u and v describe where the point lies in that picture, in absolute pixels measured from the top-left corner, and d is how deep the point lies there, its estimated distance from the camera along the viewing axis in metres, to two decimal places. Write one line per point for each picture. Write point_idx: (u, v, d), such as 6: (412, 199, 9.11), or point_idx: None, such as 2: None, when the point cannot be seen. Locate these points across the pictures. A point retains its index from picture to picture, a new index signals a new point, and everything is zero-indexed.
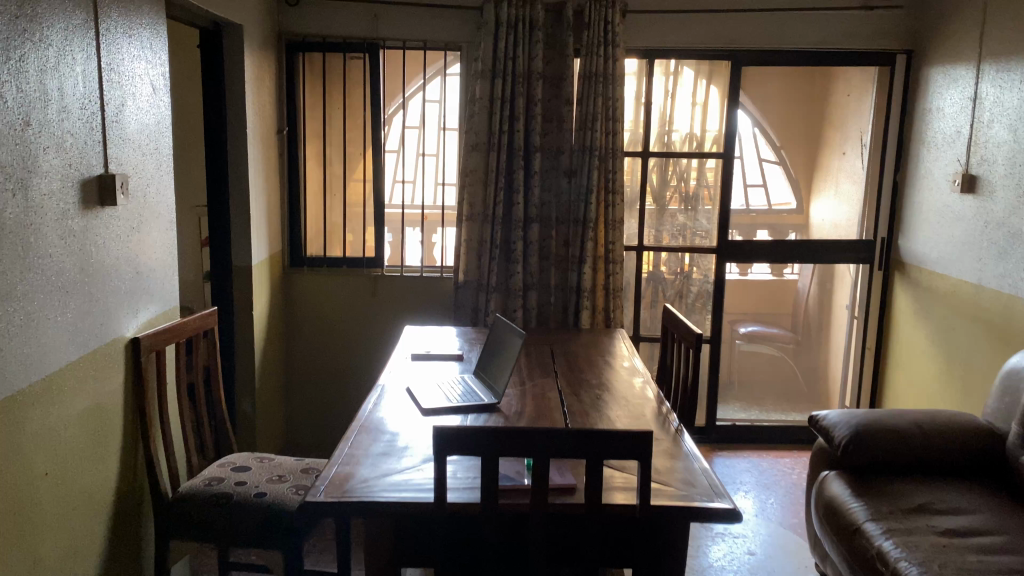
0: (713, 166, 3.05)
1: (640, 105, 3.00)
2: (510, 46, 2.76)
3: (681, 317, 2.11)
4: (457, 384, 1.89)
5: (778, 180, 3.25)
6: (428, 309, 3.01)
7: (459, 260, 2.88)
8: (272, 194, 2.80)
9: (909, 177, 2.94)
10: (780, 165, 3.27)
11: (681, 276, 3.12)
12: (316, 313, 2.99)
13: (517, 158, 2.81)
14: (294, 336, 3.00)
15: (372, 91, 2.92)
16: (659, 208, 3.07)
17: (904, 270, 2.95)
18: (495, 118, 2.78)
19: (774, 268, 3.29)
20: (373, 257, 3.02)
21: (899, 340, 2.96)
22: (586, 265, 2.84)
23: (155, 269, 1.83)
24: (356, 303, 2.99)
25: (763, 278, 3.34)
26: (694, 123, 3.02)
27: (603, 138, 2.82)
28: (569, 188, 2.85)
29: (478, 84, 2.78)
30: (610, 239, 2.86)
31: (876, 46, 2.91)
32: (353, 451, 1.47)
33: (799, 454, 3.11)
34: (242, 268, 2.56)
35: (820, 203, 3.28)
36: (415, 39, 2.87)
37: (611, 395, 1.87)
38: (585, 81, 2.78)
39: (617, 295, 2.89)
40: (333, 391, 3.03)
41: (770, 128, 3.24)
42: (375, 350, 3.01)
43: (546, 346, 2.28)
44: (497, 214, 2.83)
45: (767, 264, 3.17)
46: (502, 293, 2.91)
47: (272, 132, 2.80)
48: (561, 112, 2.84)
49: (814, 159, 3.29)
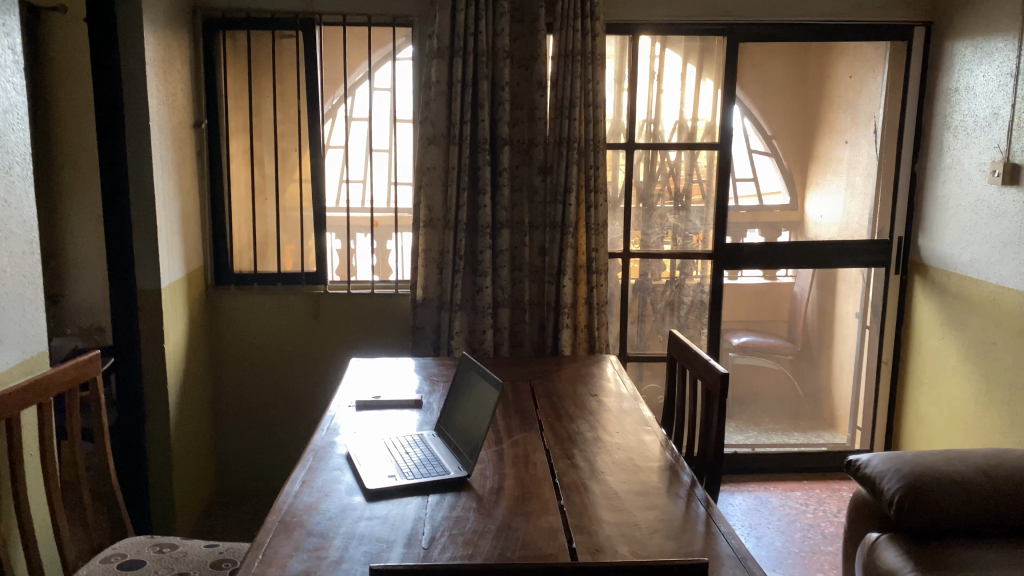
0: (706, 158, 2.65)
1: (622, 90, 2.59)
2: (471, 20, 2.34)
3: (694, 349, 1.67)
4: (413, 448, 1.44)
5: (769, 172, 2.72)
6: (382, 332, 2.56)
7: (416, 273, 2.45)
8: (187, 199, 2.34)
9: (931, 167, 2.57)
10: (771, 156, 2.72)
11: (671, 285, 2.72)
12: (249, 339, 2.53)
13: (481, 152, 2.39)
14: (223, 366, 2.54)
15: (308, 75, 2.47)
16: (646, 207, 2.67)
17: (927, 274, 2.60)
18: (454, 104, 2.35)
19: (769, 273, 2.78)
20: (314, 270, 2.57)
21: (925, 355, 2.60)
22: (566, 277, 2.43)
23: (7, 305, 1.38)
24: (296, 326, 2.54)
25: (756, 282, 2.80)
26: (685, 109, 2.61)
27: (583, 128, 2.41)
28: (543, 187, 2.44)
29: (434, 65, 2.36)
30: (593, 245, 2.46)
31: (890, 19, 2.54)
32: (262, 570, 1.03)
33: (810, 485, 2.74)
34: (149, 291, 2.10)
35: (813, 195, 2.76)
36: (357, 13, 2.44)
37: (611, 450, 1.46)
38: (559, 60, 2.38)
39: (601, 311, 2.49)
40: (274, 429, 2.58)
41: (761, 116, 2.70)
42: (322, 379, 2.57)
43: (525, 383, 1.85)
44: (460, 219, 2.41)
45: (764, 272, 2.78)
46: (468, 311, 2.48)
47: (187, 125, 2.34)
48: (533, 99, 2.41)
49: (809, 150, 2.74)
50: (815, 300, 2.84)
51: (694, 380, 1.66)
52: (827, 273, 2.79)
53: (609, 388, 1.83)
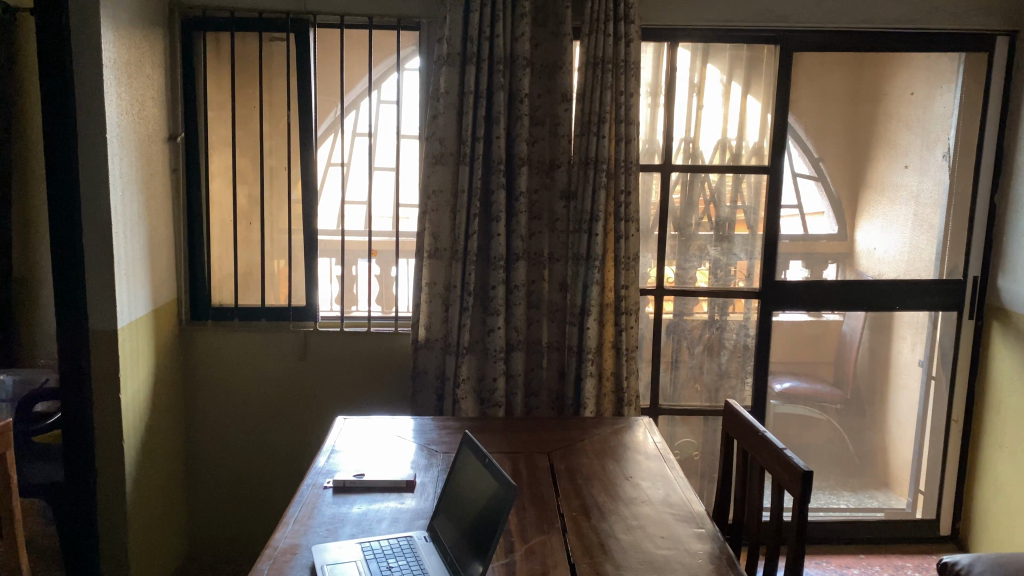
0: (754, 184, 2.32)
1: (657, 105, 2.28)
2: (486, 22, 2.03)
3: (763, 433, 1.33)
4: (398, 560, 1.13)
5: (819, 199, 2.37)
6: (379, 376, 2.25)
7: (419, 311, 2.14)
8: (156, 224, 2.04)
9: (1014, 198, 2.24)
10: (817, 181, 2.36)
11: (711, 327, 2.39)
12: (227, 382, 2.23)
13: (496, 174, 2.07)
14: (197, 413, 2.23)
15: (301, 83, 2.17)
16: (682, 236, 2.35)
17: (1006, 320, 2.26)
18: (465, 118, 2.04)
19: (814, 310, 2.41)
20: (302, 305, 2.26)
21: (1004, 415, 2.25)
22: (591, 318, 2.10)
23: None
24: (280, 369, 2.23)
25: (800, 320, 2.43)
26: (729, 126, 2.29)
27: (613, 146, 2.09)
28: (565, 215, 2.12)
29: (443, 73, 2.06)
30: (623, 281, 2.12)
31: (968, 26, 2.22)
32: None
33: (868, 561, 2.39)
34: (105, 331, 1.80)
35: (864, 224, 2.40)
36: (356, 13, 2.14)
37: (655, 564, 1.13)
38: (585, 69, 2.07)
39: (631, 358, 2.16)
40: (255, 483, 2.27)
41: (807, 136, 2.35)
42: (310, 428, 2.26)
43: (544, 457, 1.52)
44: (469, 250, 2.09)
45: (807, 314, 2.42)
46: (477, 355, 2.15)
47: (158, 138, 2.04)
48: (556, 113, 2.10)
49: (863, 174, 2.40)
50: (867, 346, 2.48)
51: (762, 470, 1.33)
52: (881, 314, 2.44)
53: (646, 466, 1.49)
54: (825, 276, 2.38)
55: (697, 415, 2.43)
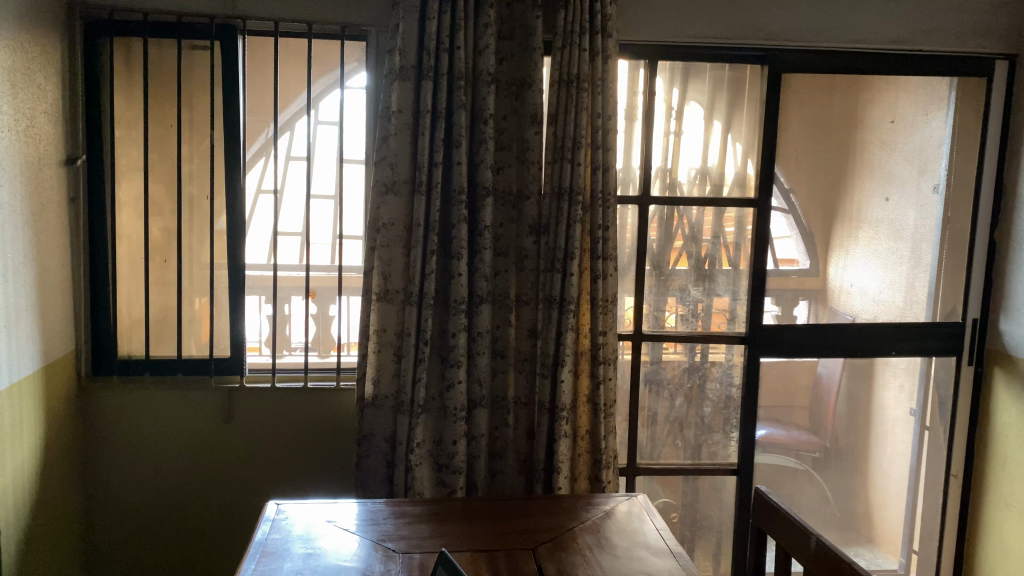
0: (740, 218, 2.10)
1: (632, 130, 2.05)
2: (445, 32, 1.77)
3: (815, 535, 1.08)
4: None
5: (793, 232, 2.15)
6: (317, 439, 1.93)
7: (367, 363, 1.84)
8: (48, 263, 1.70)
9: (1017, 234, 2.07)
10: (788, 213, 2.14)
11: (693, 376, 2.15)
12: (136, 448, 1.89)
13: (457, 205, 1.79)
14: (99, 487, 1.88)
15: (227, 98, 1.87)
16: (659, 274, 2.11)
17: (1011, 367, 2.08)
18: (421, 141, 1.77)
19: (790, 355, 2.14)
20: (227, 356, 1.93)
21: (1009, 471, 2.07)
22: (565, 370, 1.84)
23: None
24: (200, 431, 1.90)
25: (778, 364, 2.19)
26: (709, 155, 2.08)
27: (589, 175, 1.84)
28: (535, 251, 1.86)
29: (395, 89, 1.78)
30: (600, 327, 1.86)
31: (967, 49, 2.06)
32: None
33: None
34: None
35: (850, 263, 2.20)
36: (293, 19, 1.85)
37: None
38: (556, 87, 1.82)
39: (609, 415, 1.90)
40: (169, 563, 1.93)
41: (783, 168, 2.12)
42: (236, 502, 1.92)
43: (529, 557, 1.24)
44: (424, 292, 1.80)
45: (782, 360, 2.18)
46: (434, 413, 1.87)
47: (52, 160, 1.71)
48: (524, 136, 1.84)
49: (849, 207, 2.19)
50: (845, 389, 2.27)
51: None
52: (863, 360, 2.24)
53: (656, 566, 1.23)
54: (796, 314, 2.16)
55: (678, 475, 2.18)
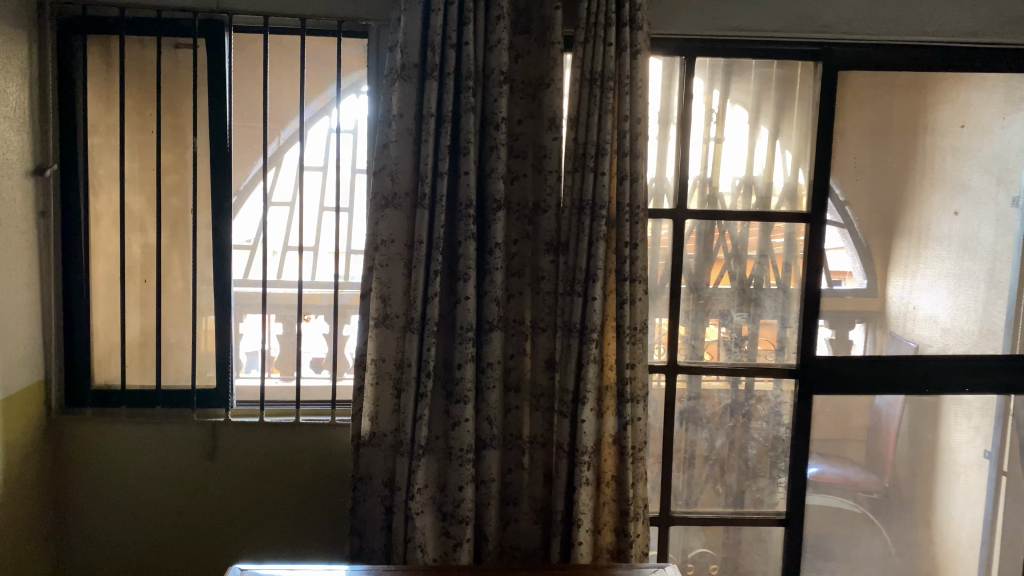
0: (790, 234, 1.86)
1: (667, 136, 1.82)
2: (452, 26, 1.56)
3: None
4: None
5: (850, 252, 1.90)
6: (310, 479, 1.74)
7: (364, 397, 1.64)
8: (9, 284, 1.53)
9: None
10: (843, 228, 1.88)
11: (737, 413, 1.91)
12: (113, 487, 1.71)
13: (464, 220, 1.58)
14: (74, 530, 1.71)
15: (213, 102, 1.69)
16: (697, 296, 1.88)
17: None
18: (424, 148, 1.56)
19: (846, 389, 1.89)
20: (212, 387, 1.75)
21: None
22: (586, 408, 1.61)
23: None
24: (181, 469, 1.72)
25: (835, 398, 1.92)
26: (755, 163, 1.85)
27: (615, 186, 1.62)
28: (553, 273, 1.64)
29: (396, 90, 1.59)
30: (627, 359, 1.63)
31: None
32: None
33: None
34: None
35: (915, 287, 1.94)
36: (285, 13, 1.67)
37: None
38: (577, 87, 1.60)
39: (638, 459, 1.66)
40: None
41: (838, 178, 1.87)
42: (222, 547, 1.74)
43: None
44: (427, 319, 1.59)
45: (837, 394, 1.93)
46: (438, 454, 1.65)
47: (16, 170, 1.54)
48: (542, 143, 1.63)
49: (915, 222, 1.92)
50: (908, 428, 2.00)
51: None
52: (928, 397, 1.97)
53: None
54: (851, 339, 1.91)
55: (718, 522, 1.93)
